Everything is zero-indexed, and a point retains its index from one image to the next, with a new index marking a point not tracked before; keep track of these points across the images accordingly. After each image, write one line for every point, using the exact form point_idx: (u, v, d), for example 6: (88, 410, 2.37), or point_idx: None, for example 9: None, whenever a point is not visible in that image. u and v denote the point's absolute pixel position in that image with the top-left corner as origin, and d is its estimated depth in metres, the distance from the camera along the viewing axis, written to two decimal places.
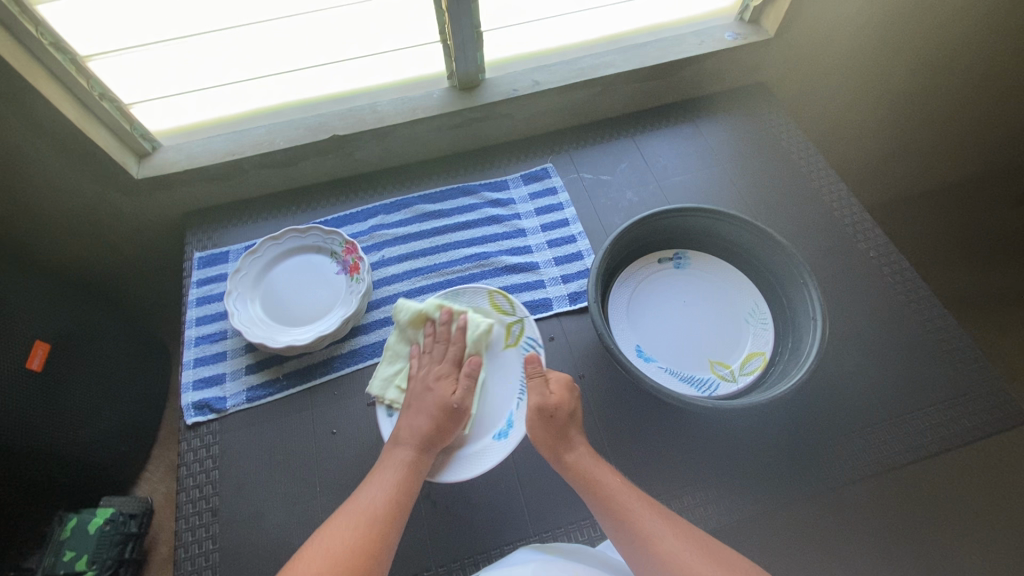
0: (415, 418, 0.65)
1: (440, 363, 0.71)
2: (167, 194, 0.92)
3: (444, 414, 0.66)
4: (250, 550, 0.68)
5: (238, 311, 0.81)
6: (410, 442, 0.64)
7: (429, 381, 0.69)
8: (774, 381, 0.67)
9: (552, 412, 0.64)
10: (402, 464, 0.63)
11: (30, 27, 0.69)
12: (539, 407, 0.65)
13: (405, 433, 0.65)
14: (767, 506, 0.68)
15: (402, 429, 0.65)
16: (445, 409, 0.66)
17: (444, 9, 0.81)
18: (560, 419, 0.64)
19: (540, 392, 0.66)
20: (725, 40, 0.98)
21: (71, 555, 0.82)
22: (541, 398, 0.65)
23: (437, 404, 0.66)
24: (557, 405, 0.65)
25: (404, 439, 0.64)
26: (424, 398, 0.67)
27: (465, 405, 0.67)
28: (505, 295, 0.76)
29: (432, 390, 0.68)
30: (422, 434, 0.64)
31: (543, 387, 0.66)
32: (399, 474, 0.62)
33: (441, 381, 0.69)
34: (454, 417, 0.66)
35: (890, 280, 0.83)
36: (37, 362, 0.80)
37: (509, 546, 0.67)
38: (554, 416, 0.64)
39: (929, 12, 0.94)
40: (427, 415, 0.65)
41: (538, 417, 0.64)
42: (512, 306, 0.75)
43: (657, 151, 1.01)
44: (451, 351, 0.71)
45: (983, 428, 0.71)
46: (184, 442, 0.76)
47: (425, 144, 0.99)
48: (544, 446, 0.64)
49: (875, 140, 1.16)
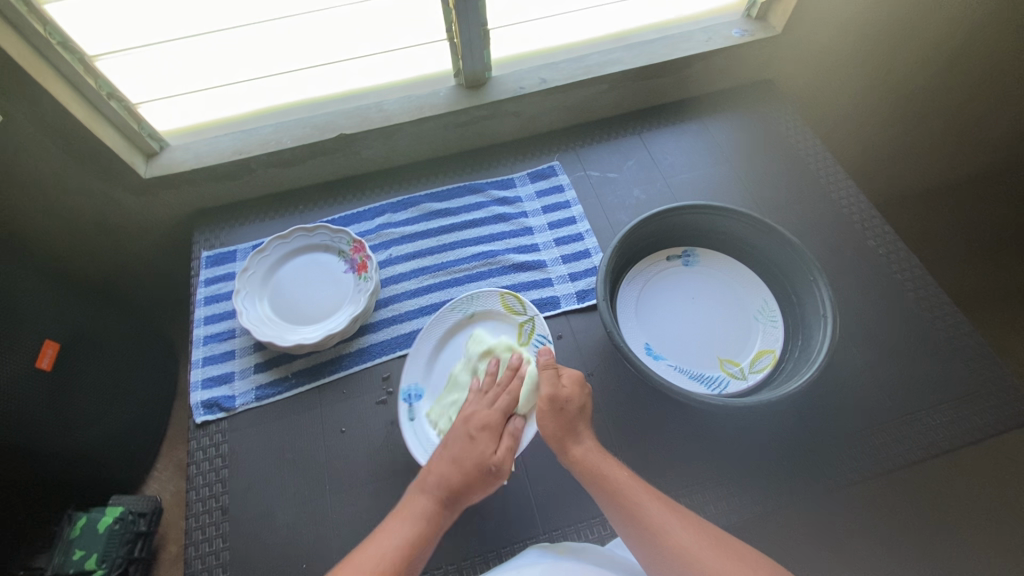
0: (446, 468, 0.61)
1: (488, 411, 0.66)
2: (175, 193, 0.93)
3: (479, 474, 0.61)
4: (260, 548, 0.68)
5: (247, 310, 0.81)
6: (436, 492, 0.60)
7: (473, 427, 0.65)
8: (785, 379, 0.67)
9: (563, 404, 0.65)
10: (424, 515, 0.59)
11: (38, 26, 0.69)
12: (551, 398, 0.64)
13: (433, 480, 0.61)
14: (778, 504, 0.68)
15: (431, 475, 0.62)
16: (481, 467, 0.62)
17: (451, 6, 0.81)
18: (570, 412, 0.65)
19: (551, 383, 0.66)
20: (732, 36, 0.98)
21: (81, 553, 0.83)
22: (553, 389, 0.65)
23: (475, 460, 0.62)
24: (568, 398, 0.65)
25: (431, 487, 0.61)
26: (464, 448, 0.63)
27: (502, 468, 0.62)
28: (517, 295, 0.78)
29: (473, 441, 0.63)
30: (451, 487, 0.60)
31: (555, 380, 0.66)
32: (418, 528, 0.58)
33: (484, 434, 0.64)
34: (488, 479, 0.62)
35: (900, 278, 0.83)
36: (46, 362, 0.80)
37: (519, 544, 0.67)
38: (565, 408, 0.65)
39: (938, 7, 0.93)
40: (461, 468, 0.61)
41: (549, 407, 0.64)
42: (524, 306, 0.77)
43: (664, 149, 1.01)
44: (503, 402, 0.67)
45: (996, 426, 0.71)
46: (194, 440, 0.76)
47: (432, 142, 0.99)
48: (553, 437, 0.64)
49: (883, 137, 1.15)
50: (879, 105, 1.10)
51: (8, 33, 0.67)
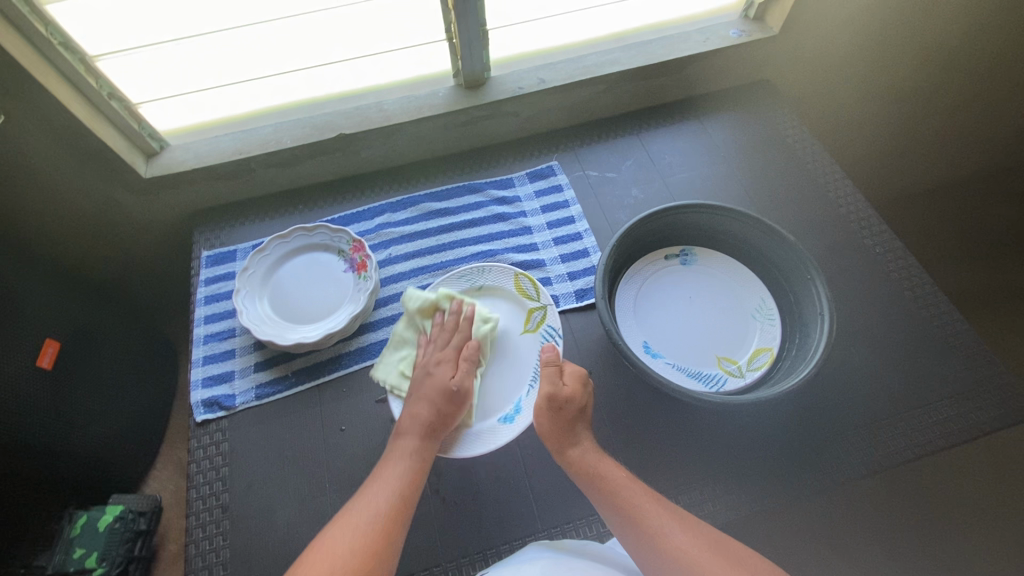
0: (416, 407, 0.66)
1: (442, 350, 0.70)
2: (175, 193, 0.93)
3: (444, 398, 0.66)
4: (260, 546, 0.68)
5: (247, 309, 0.81)
6: (413, 431, 0.64)
7: (430, 366, 0.69)
8: (782, 377, 0.68)
9: (562, 404, 0.65)
10: (408, 453, 0.63)
11: (40, 27, 0.69)
12: (549, 397, 0.65)
13: (407, 423, 0.65)
14: (776, 501, 0.68)
15: (405, 418, 0.66)
16: (445, 392, 0.66)
17: (450, 7, 0.82)
18: (569, 413, 0.65)
19: (552, 381, 0.66)
20: (730, 37, 0.99)
21: (81, 552, 0.83)
22: (553, 388, 0.65)
23: (436, 389, 0.66)
24: (568, 398, 0.65)
25: (407, 428, 0.65)
26: (425, 385, 0.67)
27: (464, 389, 0.67)
28: (531, 279, 0.77)
29: (433, 375, 0.68)
30: (423, 420, 0.65)
31: (556, 377, 0.67)
32: (405, 464, 0.62)
33: (442, 367, 0.69)
34: (455, 401, 0.66)
35: (897, 277, 0.83)
36: (47, 360, 0.81)
37: (518, 542, 0.67)
38: (564, 408, 0.65)
39: (934, 8, 0.94)
40: (428, 400, 0.66)
41: (548, 406, 0.64)
42: (537, 292, 0.76)
43: (663, 149, 1.01)
44: (455, 339, 0.71)
45: (992, 423, 0.71)
46: (194, 439, 0.76)
47: (431, 142, 1.00)
48: (549, 437, 0.65)
49: (881, 137, 1.16)
50: (877, 105, 1.11)
51: (10, 33, 0.68)
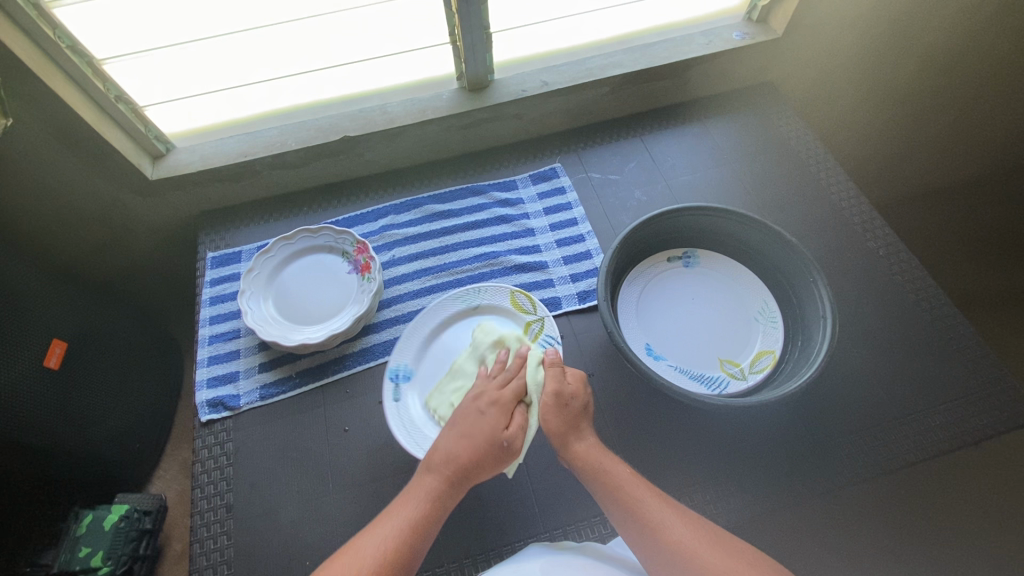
0: (455, 444, 0.62)
1: (496, 391, 0.65)
2: (181, 195, 0.94)
3: (491, 450, 0.61)
4: (264, 546, 0.69)
5: (252, 311, 0.81)
6: (442, 470, 0.61)
7: (482, 406, 0.64)
8: (784, 379, 0.67)
9: (568, 401, 0.65)
10: (430, 494, 0.60)
11: (48, 30, 0.70)
12: (557, 394, 0.64)
13: (439, 460, 0.62)
14: (778, 503, 0.68)
15: (438, 453, 0.62)
16: (491, 442, 0.61)
17: (454, 10, 0.82)
18: (574, 408, 0.65)
19: (557, 379, 0.66)
20: (733, 39, 0.99)
21: (87, 551, 0.84)
22: (558, 386, 0.65)
23: (486, 436, 0.62)
24: (573, 394, 0.66)
25: (436, 466, 0.61)
26: (474, 424, 0.63)
27: (513, 446, 0.62)
28: (527, 295, 0.79)
29: (484, 417, 0.63)
30: (456, 463, 0.61)
31: (561, 377, 0.66)
32: (422, 508, 0.59)
33: (494, 410, 0.63)
34: (498, 453, 0.61)
35: (900, 279, 0.83)
36: (54, 361, 0.81)
37: (520, 543, 0.68)
38: (569, 404, 0.65)
39: (938, 10, 0.94)
40: (471, 445, 0.61)
41: (554, 403, 0.64)
42: (534, 305, 0.79)
43: (666, 151, 1.01)
44: (513, 384, 0.65)
45: (995, 427, 0.71)
46: (199, 439, 0.77)
47: (435, 144, 1.00)
48: (556, 433, 0.64)
49: (884, 139, 1.16)
50: (881, 106, 1.10)
51: (18, 37, 0.68)
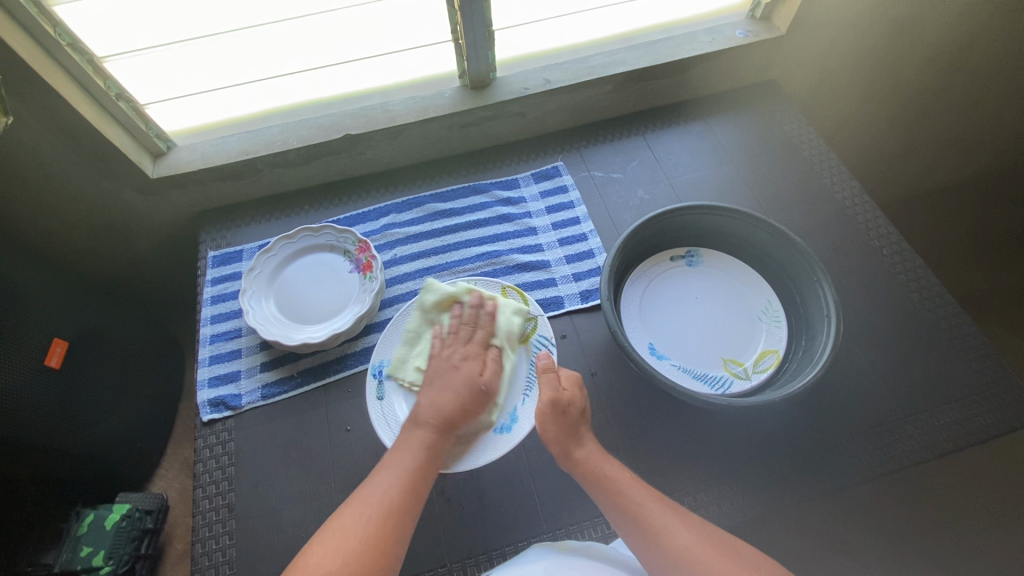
0: (439, 397, 0.65)
1: (465, 345, 0.70)
2: (182, 194, 0.93)
3: (473, 396, 0.65)
4: (266, 546, 0.69)
5: (253, 310, 0.81)
6: (431, 423, 0.63)
7: (455, 361, 0.68)
8: (788, 379, 0.67)
9: (566, 407, 0.65)
10: (422, 446, 0.61)
11: (48, 28, 0.70)
12: (553, 402, 0.65)
13: (426, 413, 0.63)
14: (781, 503, 0.68)
15: (423, 409, 0.64)
16: (472, 389, 0.66)
17: (457, 8, 0.82)
18: (572, 415, 0.65)
19: (552, 386, 0.66)
20: (736, 37, 0.98)
21: (88, 551, 0.84)
22: (554, 393, 0.65)
23: (466, 384, 0.66)
24: (570, 401, 0.66)
25: (424, 419, 0.63)
26: (452, 377, 0.67)
27: (492, 388, 0.67)
28: (519, 291, 0.77)
29: (459, 369, 0.67)
30: (444, 414, 0.63)
31: (556, 383, 0.67)
32: (417, 459, 0.60)
33: (467, 360, 0.68)
34: (479, 398, 0.66)
35: (904, 278, 0.83)
36: (55, 360, 0.81)
37: (523, 543, 0.68)
38: (567, 411, 0.65)
39: (943, 7, 0.93)
40: (455, 394, 0.65)
41: (551, 410, 0.64)
42: (526, 303, 0.76)
43: (668, 149, 1.01)
44: (479, 334, 0.71)
45: (999, 427, 0.71)
46: (200, 439, 0.76)
47: (437, 142, 1.00)
48: (555, 441, 0.64)
49: (887, 138, 1.15)
50: (885, 104, 1.10)
51: (18, 34, 0.68)
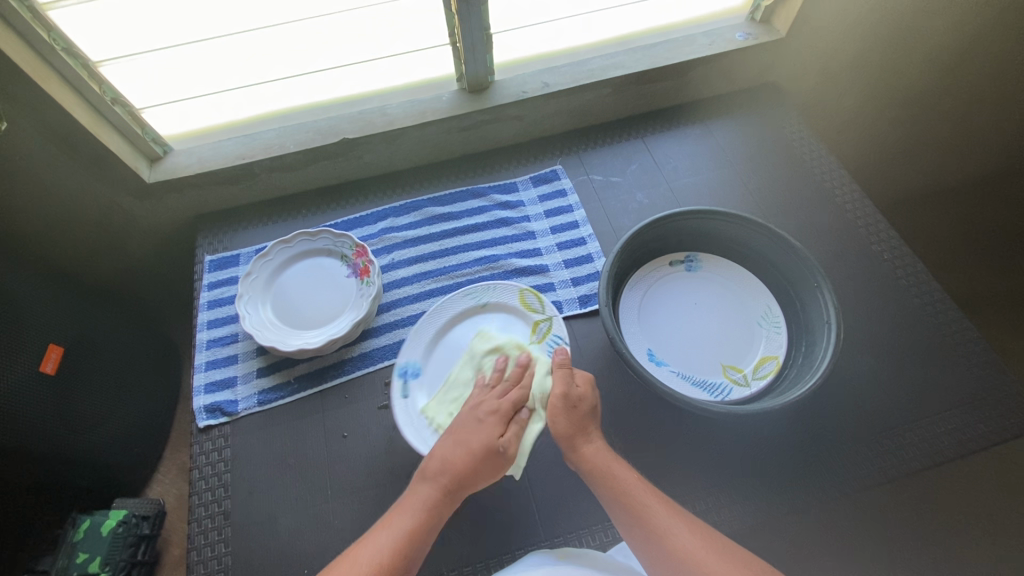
0: (452, 452, 0.62)
1: (497, 400, 0.66)
2: (179, 198, 0.93)
3: (486, 456, 0.61)
4: (262, 554, 0.68)
5: (250, 315, 0.81)
6: (439, 480, 0.61)
7: (481, 415, 0.64)
8: (788, 386, 0.67)
9: (577, 402, 0.64)
10: (423, 504, 0.60)
11: (42, 32, 0.69)
12: (564, 395, 0.64)
13: (433, 468, 0.61)
14: (781, 512, 0.67)
15: (433, 461, 0.62)
16: (488, 450, 0.61)
17: (454, 11, 0.81)
18: (583, 410, 0.64)
19: (564, 380, 0.66)
20: (736, 40, 0.98)
21: (85, 556, 0.83)
22: (566, 388, 0.65)
23: (483, 442, 0.62)
24: (582, 396, 0.65)
25: (432, 474, 0.61)
26: (472, 432, 0.63)
27: (510, 452, 0.62)
28: (536, 293, 0.78)
29: (482, 425, 0.63)
30: (452, 471, 0.61)
31: (568, 378, 0.66)
32: (416, 520, 0.59)
33: (492, 419, 0.64)
34: (493, 461, 0.62)
35: (905, 283, 0.82)
36: (50, 366, 0.81)
37: (521, 551, 0.67)
38: (577, 406, 0.64)
39: (944, 9, 0.93)
40: (467, 452, 0.61)
41: (561, 403, 0.64)
42: (542, 304, 0.77)
43: (667, 153, 1.00)
44: (513, 393, 0.66)
45: (1000, 433, 0.70)
46: (196, 445, 0.76)
47: (435, 146, 0.99)
48: (563, 435, 0.63)
49: (889, 140, 1.14)
50: (886, 107, 1.09)
51: (12, 39, 0.68)
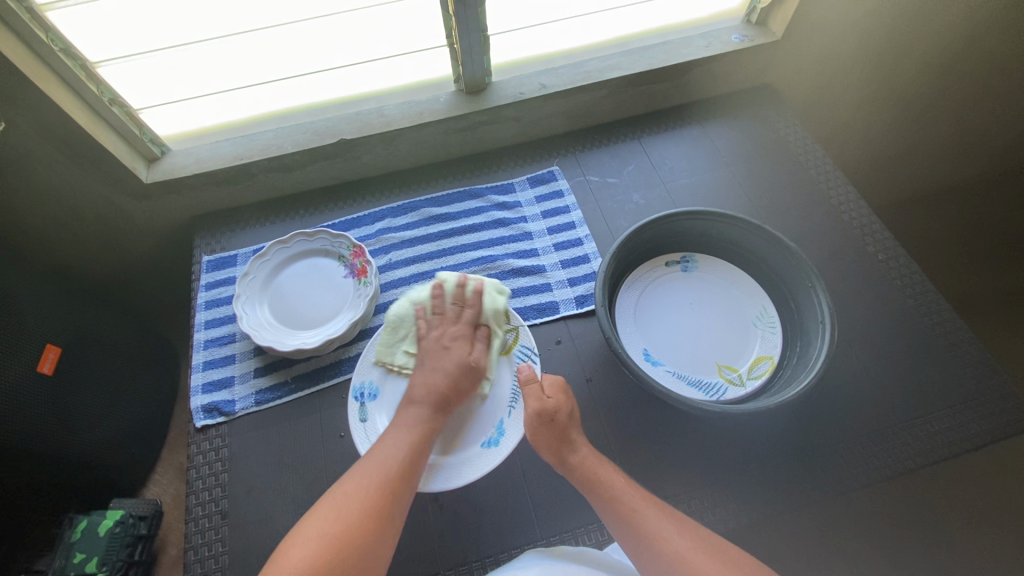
0: (433, 376, 0.66)
1: (455, 326, 0.70)
2: (177, 199, 0.93)
3: (463, 373, 0.66)
4: (260, 553, 0.69)
5: (247, 315, 0.81)
6: (425, 400, 0.64)
7: (445, 342, 0.69)
8: (782, 385, 0.67)
9: (552, 415, 0.64)
10: (417, 421, 0.62)
11: (40, 33, 0.70)
12: (539, 411, 0.64)
13: (420, 392, 0.65)
14: (776, 511, 0.68)
15: (416, 389, 0.65)
16: (463, 368, 0.67)
17: (451, 13, 0.82)
18: (560, 422, 0.64)
19: (537, 397, 0.66)
20: (731, 42, 0.98)
21: (82, 556, 0.83)
22: (539, 403, 0.65)
23: (456, 364, 0.67)
24: (556, 408, 0.65)
25: (418, 397, 0.64)
26: (442, 357, 0.67)
27: (481, 364, 0.68)
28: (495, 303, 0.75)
29: (449, 350, 0.68)
30: (438, 393, 0.65)
31: (540, 393, 0.66)
32: (412, 435, 0.61)
33: (456, 342, 0.69)
34: (470, 376, 0.67)
35: (899, 284, 0.83)
36: (48, 366, 0.81)
37: (517, 550, 0.67)
38: (555, 419, 0.64)
39: (938, 12, 0.93)
40: (446, 373, 0.66)
41: (538, 421, 0.64)
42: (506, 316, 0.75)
43: (663, 154, 1.01)
44: (467, 315, 0.71)
45: (994, 433, 0.71)
46: (194, 445, 0.76)
47: (433, 147, 1.00)
48: (549, 451, 0.64)
49: (884, 141, 1.15)
50: (880, 109, 1.10)
51: (11, 41, 0.68)
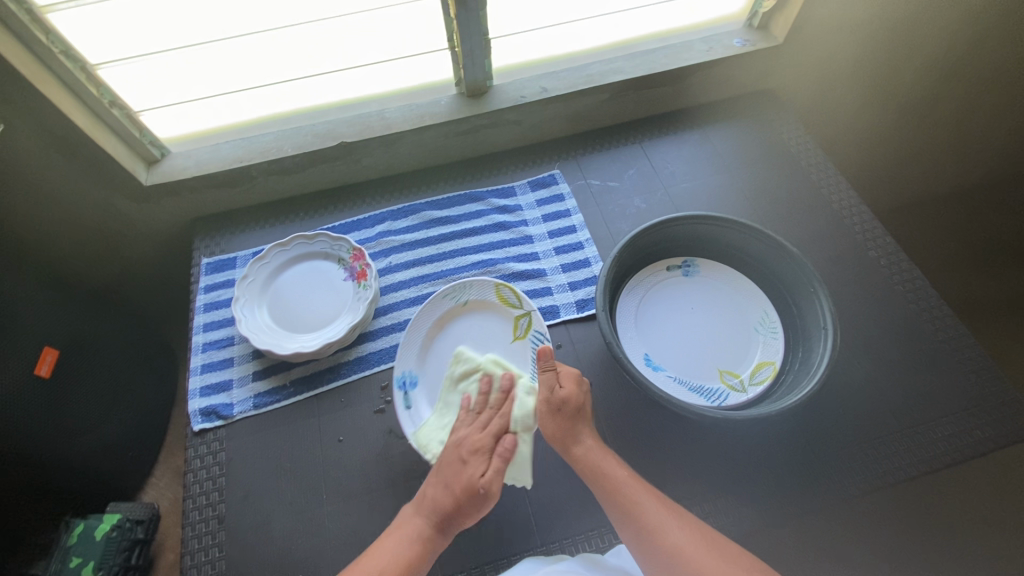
0: (439, 490, 0.60)
1: (479, 433, 0.62)
2: (176, 201, 0.93)
3: (467, 497, 0.59)
4: (255, 559, 0.68)
5: (245, 319, 0.80)
6: (429, 514, 0.60)
7: (464, 454, 0.61)
8: (784, 392, 0.67)
9: (561, 404, 0.63)
10: (416, 536, 0.60)
11: (41, 35, 0.70)
12: (547, 400, 0.63)
13: (428, 503, 0.61)
14: (778, 518, 0.67)
15: (425, 496, 0.61)
16: (470, 491, 0.59)
17: (453, 17, 0.81)
18: (567, 413, 0.63)
19: (548, 385, 0.64)
20: (733, 46, 0.98)
21: (79, 560, 0.82)
22: (549, 393, 0.63)
23: (464, 484, 0.59)
24: (567, 397, 0.64)
25: (426, 508, 0.61)
26: (454, 471, 0.61)
27: (491, 490, 0.59)
28: (512, 288, 0.78)
29: (464, 464, 0.60)
30: (440, 511, 0.59)
31: (553, 381, 0.64)
32: (408, 550, 0.58)
33: (475, 456, 0.60)
34: (477, 502, 0.59)
35: (902, 290, 0.82)
36: (45, 369, 0.80)
37: (517, 557, 0.67)
38: (562, 409, 0.63)
39: (941, 17, 0.93)
40: (453, 493, 0.59)
41: (547, 411, 0.63)
42: (519, 299, 0.78)
43: (664, 158, 1.01)
44: (495, 422, 0.63)
45: (997, 440, 0.70)
46: (191, 448, 0.76)
47: (433, 150, 0.99)
48: (554, 438, 0.64)
49: (887, 146, 1.14)
50: (882, 113, 1.09)
51: (11, 42, 0.68)
